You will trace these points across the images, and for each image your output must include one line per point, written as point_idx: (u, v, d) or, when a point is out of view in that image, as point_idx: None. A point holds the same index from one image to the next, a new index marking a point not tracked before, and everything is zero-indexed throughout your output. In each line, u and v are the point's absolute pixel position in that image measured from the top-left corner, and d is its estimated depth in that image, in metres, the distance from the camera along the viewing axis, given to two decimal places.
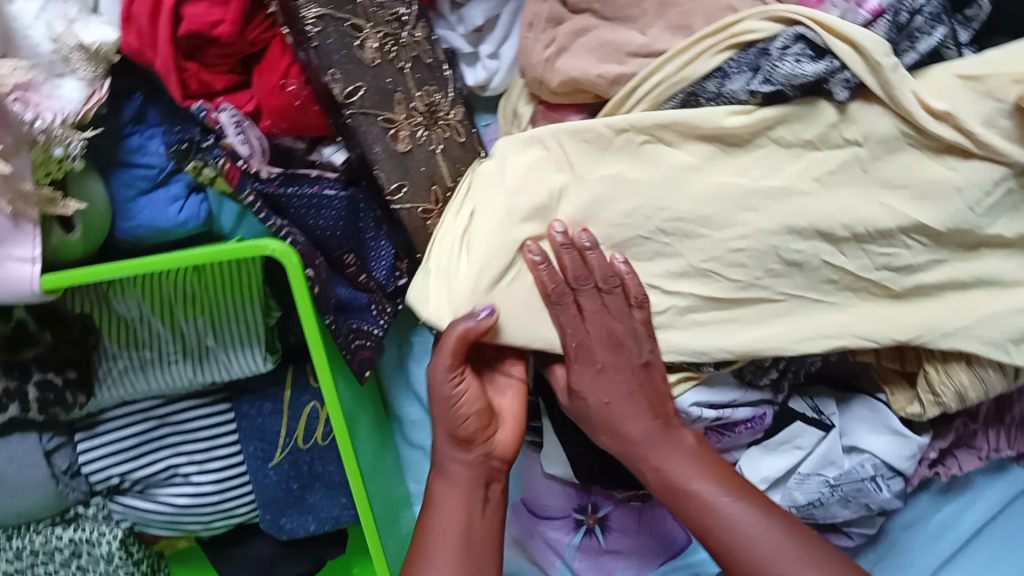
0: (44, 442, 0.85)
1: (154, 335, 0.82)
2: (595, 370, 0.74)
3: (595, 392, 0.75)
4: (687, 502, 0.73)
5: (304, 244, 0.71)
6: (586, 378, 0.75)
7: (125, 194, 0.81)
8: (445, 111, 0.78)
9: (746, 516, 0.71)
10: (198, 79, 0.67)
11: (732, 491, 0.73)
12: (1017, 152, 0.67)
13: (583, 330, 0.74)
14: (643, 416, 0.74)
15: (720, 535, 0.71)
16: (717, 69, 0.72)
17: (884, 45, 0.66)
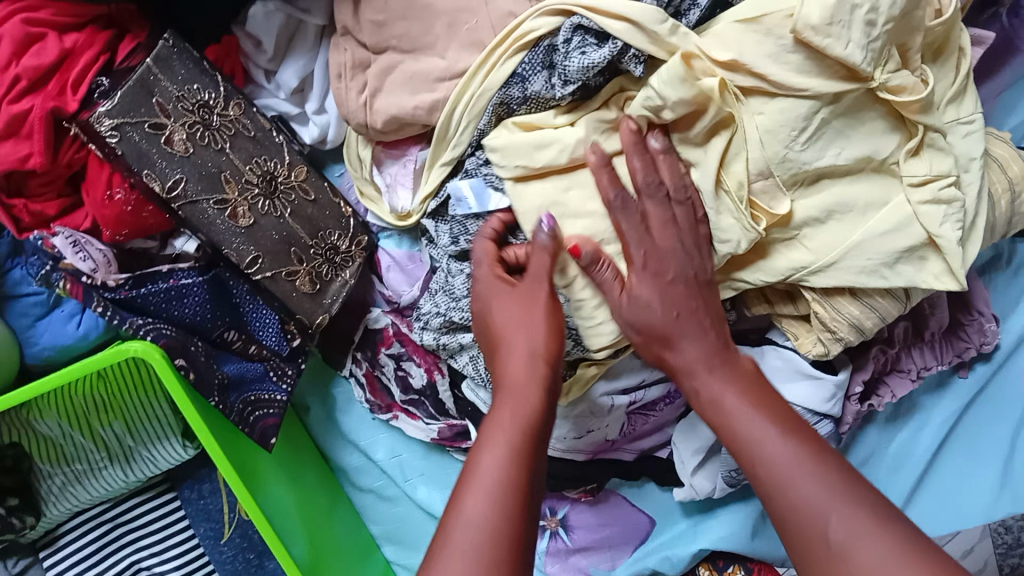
0: (10, 566, 0.89)
1: (78, 448, 0.86)
2: (516, 297, 0.67)
3: (662, 304, 0.68)
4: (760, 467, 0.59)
5: (171, 335, 0.74)
6: (511, 305, 0.67)
7: (23, 323, 0.85)
8: (285, 176, 0.80)
9: (806, 473, 0.57)
10: (28, 212, 0.72)
11: (795, 430, 0.60)
12: (815, 82, 0.66)
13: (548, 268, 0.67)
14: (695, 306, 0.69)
15: (766, 482, 0.59)
16: (513, 77, 0.73)
17: (656, 13, 0.65)
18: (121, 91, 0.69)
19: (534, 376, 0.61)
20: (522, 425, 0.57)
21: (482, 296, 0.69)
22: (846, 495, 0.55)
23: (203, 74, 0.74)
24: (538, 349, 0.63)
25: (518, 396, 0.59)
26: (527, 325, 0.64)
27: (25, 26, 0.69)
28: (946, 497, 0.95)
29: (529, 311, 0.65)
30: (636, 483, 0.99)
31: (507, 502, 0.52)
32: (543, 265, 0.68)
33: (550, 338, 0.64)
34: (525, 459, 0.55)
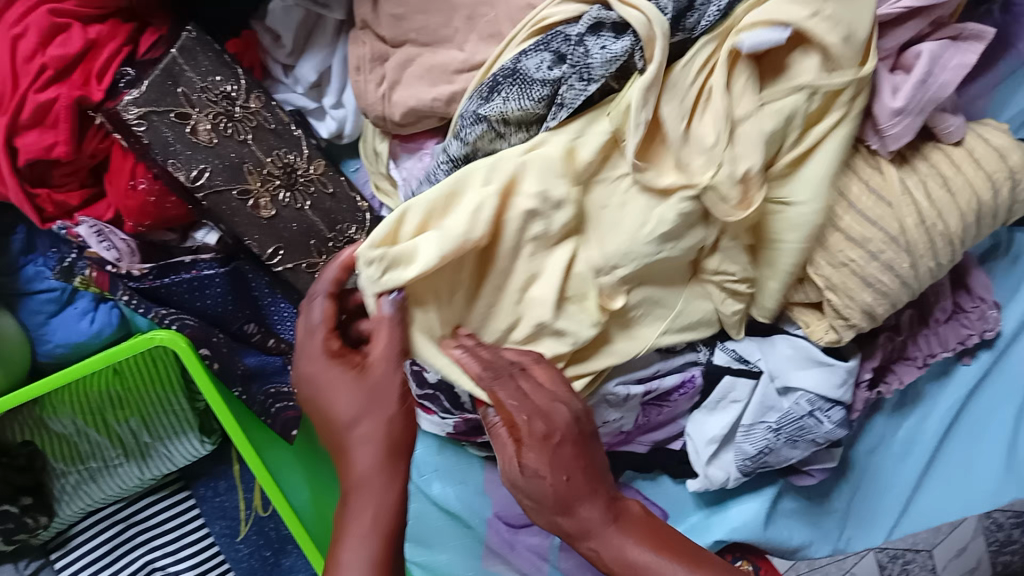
0: (22, 569, 0.87)
1: (94, 445, 0.85)
2: (357, 379, 0.57)
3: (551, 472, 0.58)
4: None
5: (195, 326, 0.74)
6: (348, 390, 0.57)
7: (37, 320, 0.85)
8: (304, 169, 0.80)
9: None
10: (51, 202, 0.72)
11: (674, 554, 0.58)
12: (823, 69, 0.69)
13: (374, 381, 0.57)
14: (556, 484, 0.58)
15: None
16: (520, 70, 0.71)
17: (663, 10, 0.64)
18: (148, 81, 0.70)
19: (395, 473, 0.57)
20: (375, 539, 0.55)
21: (315, 384, 0.57)
22: None
23: (225, 67, 0.75)
24: (390, 447, 0.57)
25: (375, 501, 0.56)
26: (380, 421, 0.57)
27: (51, 17, 0.70)
28: (949, 484, 0.98)
29: (378, 407, 0.57)
30: (650, 476, 0.99)
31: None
32: (388, 357, 0.58)
33: (401, 429, 0.57)
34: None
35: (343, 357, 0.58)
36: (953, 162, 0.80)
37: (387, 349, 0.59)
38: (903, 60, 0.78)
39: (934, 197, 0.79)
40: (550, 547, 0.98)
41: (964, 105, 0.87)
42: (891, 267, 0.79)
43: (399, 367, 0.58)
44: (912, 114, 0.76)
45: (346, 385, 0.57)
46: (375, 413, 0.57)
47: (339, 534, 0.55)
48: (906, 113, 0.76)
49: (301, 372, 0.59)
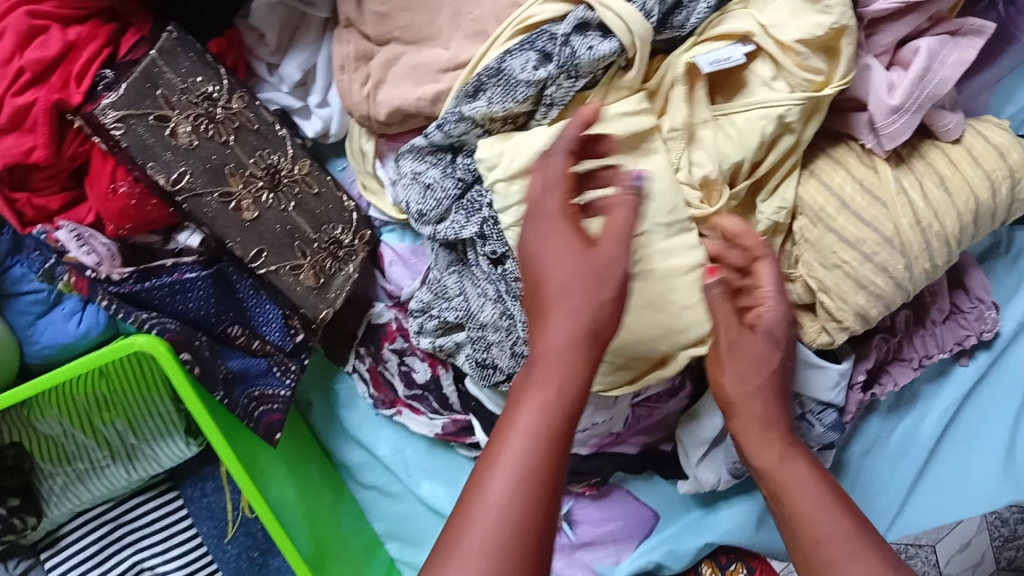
0: (12, 568, 0.88)
1: (80, 447, 0.85)
2: (578, 250, 0.53)
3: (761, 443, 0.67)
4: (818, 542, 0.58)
5: (177, 329, 0.73)
6: (563, 256, 0.53)
7: (23, 321, 0.85)
8: (288, 169, 0.80)
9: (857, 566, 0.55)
10: (31, 206, 0.71)
11: (856, 518, 0.59)
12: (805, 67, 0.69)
13: (600, 251, 0.53)
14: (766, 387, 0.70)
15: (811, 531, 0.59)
16: (504, 70, 0.71)
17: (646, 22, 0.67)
18: (125, 83, 0.69)
19: (580, 360, 0.51)
20: (548, 415, 0.48)
21: (542, 240, 0.54)
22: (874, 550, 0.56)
23: (207, 67, 0.74)
24: (590, 309, 0.51)
25: (557, 380, 0.49)
26: (587, 301, 0.51)
27: (29, 19, 0.69)
28: (945, 484, 0.97)
29: (594, 277, 0.52)
30: (645, 476, 0.99)
31: (526, 514, 0.45)
32: (618, 245, 0.53)
33: (606, 316, 0.52)
34: (558, 454, 0.48)
35: (575, 222, 0.55)
36: (950, 160, 0.78)
37: (618, 221, 0.54)
38: (901, 57, 0.75)
39: (930, 197, 0.77)
40: None
41: (965, 101, 0.83)
42: (886, 270, 0.76)
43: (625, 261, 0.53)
44: (909, 112, 0.73)
45: (545, 245, 0.54)
46: (558, 277, 0.52)
47: (511, 408, 0.50)
48: (903, 110, 0.73)
49: (527, 233, 0.56)
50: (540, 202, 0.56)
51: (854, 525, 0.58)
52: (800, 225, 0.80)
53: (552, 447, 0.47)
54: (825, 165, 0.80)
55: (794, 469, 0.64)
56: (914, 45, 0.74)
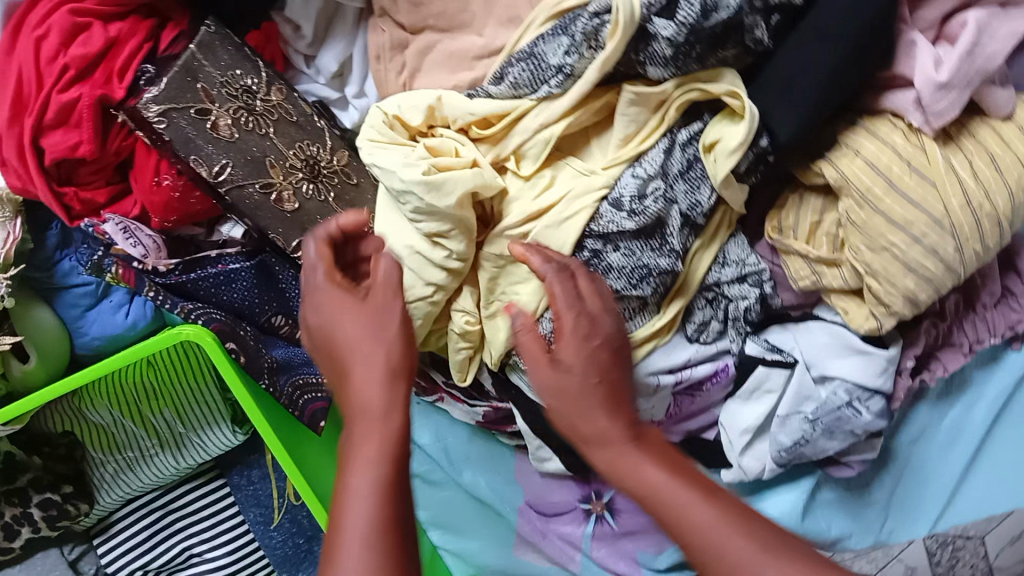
0: (67, 552, 0.92)
1: (130, 435, 0.87)
2: (359, 304, 0.57)
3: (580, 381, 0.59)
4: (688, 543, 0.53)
5: (221, 320, 0.75)
6: (349, 313, 0.57)
7: (72, 314, 0.87)
8: (327, 160, 0.80)
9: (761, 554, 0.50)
10: (78, 199, 0.72)
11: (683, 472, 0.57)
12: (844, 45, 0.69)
13: (350, 322, 0.57)
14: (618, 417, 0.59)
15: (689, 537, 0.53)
16: (536, 54, 0.73)
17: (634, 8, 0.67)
18: (166, 77, 0.71)
19: (395, 400, 0.54)
20: (377, 460, 0.50)
21: (330, 307, 0.58)
22: (743, 528, 0.52)
23: (246, 60, 0.75)
24: (371, 330, 0.56)
25: (376, 429, 0.52)
26: (379, 351, 0.55)
27: (72, 16, 0.70)
28: (999, 471, 0.95)
29: (387, 331, 0.57)
30: None
31: (393, 521, 0.49)
32: (362, 323, 0.56)
33: (396, 350, 0.56)
34: (393, 498, 0.50)
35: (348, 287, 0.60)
36: (1001, 138, 0.76)
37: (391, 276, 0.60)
38: (947, 32, 0.74)
39: (981, 176, 0.75)
40: (582, 538, 0.98)
41: None
42: (936, 252, 0.75)
43: (393, 312, 0.57)
44: (958, 88, 0.72)
45: (343, 305, 0.58)
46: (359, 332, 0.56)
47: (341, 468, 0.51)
48: (951, 86, 0.72)
49: (312, 316, 0.58)
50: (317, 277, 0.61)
51: (725, 513, 0.53)
52: (846, 206, 0.78)
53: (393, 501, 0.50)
54: (860, 137, 0.77)
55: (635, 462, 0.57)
56: (961, 20, 0.73)
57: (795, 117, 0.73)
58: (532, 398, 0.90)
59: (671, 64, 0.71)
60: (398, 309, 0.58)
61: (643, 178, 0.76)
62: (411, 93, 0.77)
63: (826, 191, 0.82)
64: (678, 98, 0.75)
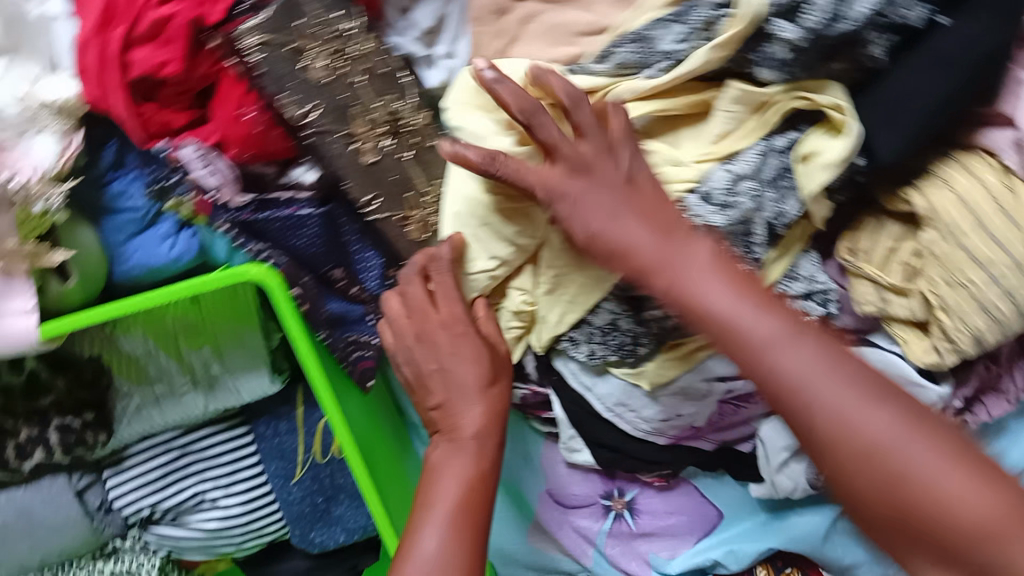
0: (75, 481, 0.89)
1: (162, 369, 0.84)
2: (463, 336, 0.75)
3: (601, 214, 0.64)
4: (768, 376, 0.55)
5: (286, 265, 0.73)
6: (457, 346, 0.75)
7: (116, 238, 0.82)
8: (409, 118, 0.76)
9: (788, 350, 0.55)
10: (155, 119, 0.69)
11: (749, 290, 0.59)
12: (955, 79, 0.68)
13: (456, 363, 0.74)
14: (642, 226, 0.63)
15: (753, 360, 0.56)
16: (646, 37, 0.69)
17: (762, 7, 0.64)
18: (269, 9, 0.68)
19: (484, 446, 0.73)
20: (465, 502, 0.68)
21: (465, 355, 0.74)
22: (838, 361, 0.54)
23: (342, 3, 0.72)
24: (485, 382, 0.74)
25: (472, 459, 0.72)
26: (483, 401, 0.74)
27: None
28: None
29: (491, 382, 0.75)
30: (714, 475, 0.96)
31: (462, 546, 0.65)
32: (470, 368, 0.74)
33: (491, 411, 0.74)
34: (467, 531, 0.66)
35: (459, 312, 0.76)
36: None
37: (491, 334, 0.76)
38: None
39: None
40: (599, 533, 0.97)
41: None
42: (1011, 295, 0.74)
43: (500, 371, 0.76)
44: None
45: (457, 334, 0.75)
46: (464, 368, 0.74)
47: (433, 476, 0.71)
48: None
49: (421, 335, 0.75)
50: (428, 316, 0.75)
51: (817, 345, 0.55)
52: (928, 237, 0.76)
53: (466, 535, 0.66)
54: (952, 171, 0.75)
55: (690, 273, 0.60)
56: None
57: (896, 140, 0.70)
58: (575, 388, 0.90)
59: (784, 68, 0.70)
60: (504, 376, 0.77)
61: (736, 176, 0.74)
62: (505, 61, 0.73)
63: (907, 218, 0.81)
64: (781, 102, 0.73)
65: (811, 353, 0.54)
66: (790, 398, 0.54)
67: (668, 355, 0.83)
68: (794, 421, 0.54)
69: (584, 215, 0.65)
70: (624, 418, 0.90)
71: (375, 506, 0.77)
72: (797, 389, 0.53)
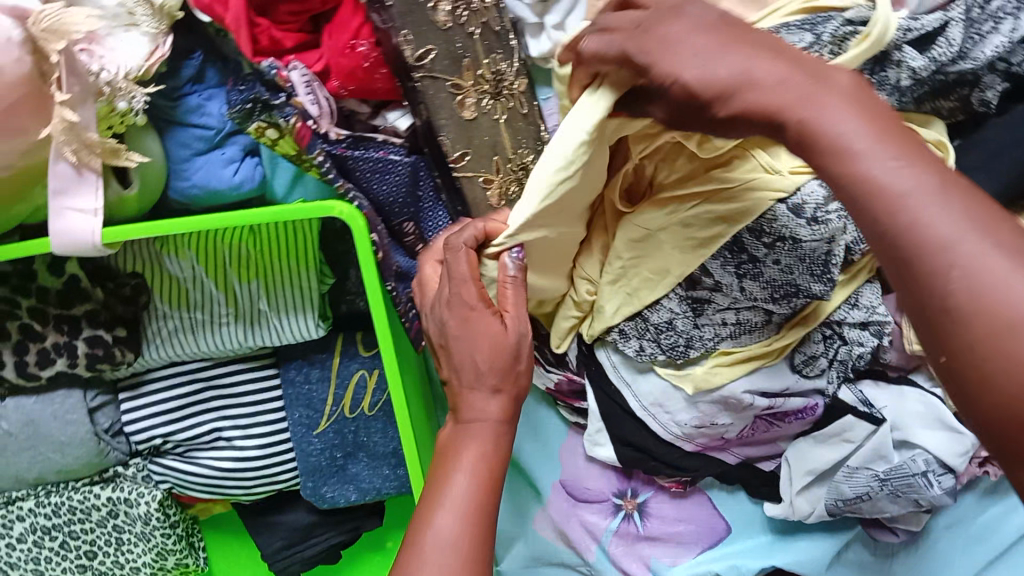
0: (89, 399, 0.85)
1: (206, 296, 0.81)
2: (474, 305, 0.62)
3: (715, 50, 0.48)
4: (907, 223, 0.42)
5: (370, 209, 0.70)
6: (462, 313, 0.62)
7: (181, 154, 0.80)
8: (510, 81, 0.76)
9: (927, 200, 0.42)
10: (268, 36, 0.67)
11: (894, 133, 0.45)
12: None
13: (466, 328, 0.62)
14: (769, 53, 0.48)
15: (878, 211, 0.43)
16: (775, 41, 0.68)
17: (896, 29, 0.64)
18: None
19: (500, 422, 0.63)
20: (475, 493, 0.59)
21: (480, 345, 0.62)
22: (975, 206, 0.42)
23: None
24: (502, 351, 0.62)
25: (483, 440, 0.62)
26: (497, 368, 0.62)
27: None
28: None
29: (506, 345, 0.62)
30: (729, 488, 0.96)
31: (468, 539, 0.57)
32: (486, 330, 0.62)
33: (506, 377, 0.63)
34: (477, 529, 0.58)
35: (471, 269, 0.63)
36: None
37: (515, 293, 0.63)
38: None
39: None
40: (606, 530, 0.96)
41: None
42: None
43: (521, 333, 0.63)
44: None
45: (470, 305, 0.62)
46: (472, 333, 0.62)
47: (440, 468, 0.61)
48: None
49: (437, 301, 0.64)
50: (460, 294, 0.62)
51: (962, 193, 0.42)
52: None
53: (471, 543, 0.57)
54: None
55: (821, 101, 0.46)
56: None
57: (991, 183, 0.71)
58: (613, 382, 0.89)
59: (896, 94, 0.70)
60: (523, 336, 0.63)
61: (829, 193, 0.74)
62: None
63: None
64: None
65: (953, 205, 0.41)
66: (916, 256, 0.41)
67: (718, 360, 0.83)
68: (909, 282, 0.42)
69: (673, 63, 0.49)
70: (657, 419, 0.88)
71: (413, 464, 0.78)
72: (914, 230, 0.41)
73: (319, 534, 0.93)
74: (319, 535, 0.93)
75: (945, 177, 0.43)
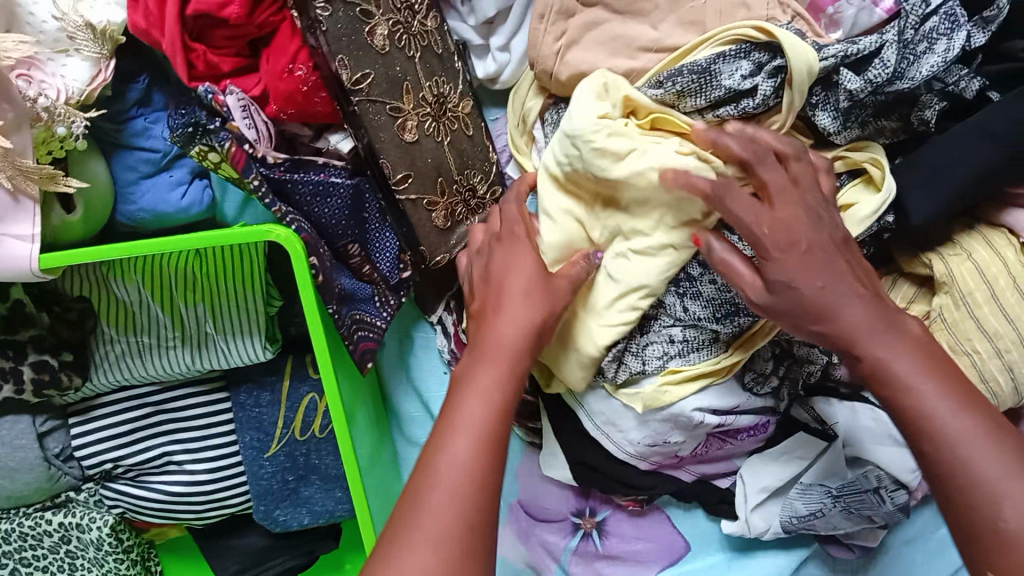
0: (39, 425, 0.84)
1: (153, 319, 0.81)
2: (502, 240, 0.71)
3: (807, 275, 0.59)
4: (939, 450, 0.53)
5: (309, 232, 0.70)
6: (497, 249, 0.71)
7: (127, 176, 0.80)
8: (454, 103, 0.77)
9: (974, 429, 0.52)
10: (204, 60, 0.68)
11: (932, 355, 0.56)
12: (991, 150, 0.69)
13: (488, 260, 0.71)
14: (854, 290, 0.59)
15: (914, 429, 0.54)
16: (711, 71, 0.69)
17: (814, 65, 0.66)
18: None
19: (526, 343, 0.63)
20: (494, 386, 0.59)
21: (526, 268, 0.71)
22: (1002, 435, 0.52)
23: None
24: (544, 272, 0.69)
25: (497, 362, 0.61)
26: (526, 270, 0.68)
27: None
28: None
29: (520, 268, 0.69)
30: (685, 506, 0.96)
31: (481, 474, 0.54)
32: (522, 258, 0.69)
33: (534, 270, 0.68)
34: (491, 453, 0.55)
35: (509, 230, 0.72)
36: None
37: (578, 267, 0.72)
38: None
39: None
40: (565, 549, 0.96)
41: None
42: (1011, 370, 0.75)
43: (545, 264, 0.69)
44: None
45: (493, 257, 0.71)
46: (499, 260, 0.70)
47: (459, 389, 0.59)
48: None
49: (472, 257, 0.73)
50: (496, 230, 0.72)
51: (985, 416, 0.53)
52: (941, 302, 0.77)
53: (488, 443, 0.55)
54: (974, 243, 0.77)
55: (897, 339, 0.57)
56: None
57: (931, 202, 0.72)
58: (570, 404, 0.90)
59: (840, 117, 0.71)
60: (563, 283, 0.69)
61: None
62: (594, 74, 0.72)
63: (922, 281, 0.81)
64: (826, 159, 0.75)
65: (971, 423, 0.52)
66: (969, 500, 0.51)
67: (667, 378, 0.83)
68: (956, 511, 0.52)
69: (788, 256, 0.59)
70: (610, 438, 0.88)
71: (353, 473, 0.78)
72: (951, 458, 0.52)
73: (274, 558, 0.93)
74: (274, 559, 0.93)
75: (949, 368, 0.56)
